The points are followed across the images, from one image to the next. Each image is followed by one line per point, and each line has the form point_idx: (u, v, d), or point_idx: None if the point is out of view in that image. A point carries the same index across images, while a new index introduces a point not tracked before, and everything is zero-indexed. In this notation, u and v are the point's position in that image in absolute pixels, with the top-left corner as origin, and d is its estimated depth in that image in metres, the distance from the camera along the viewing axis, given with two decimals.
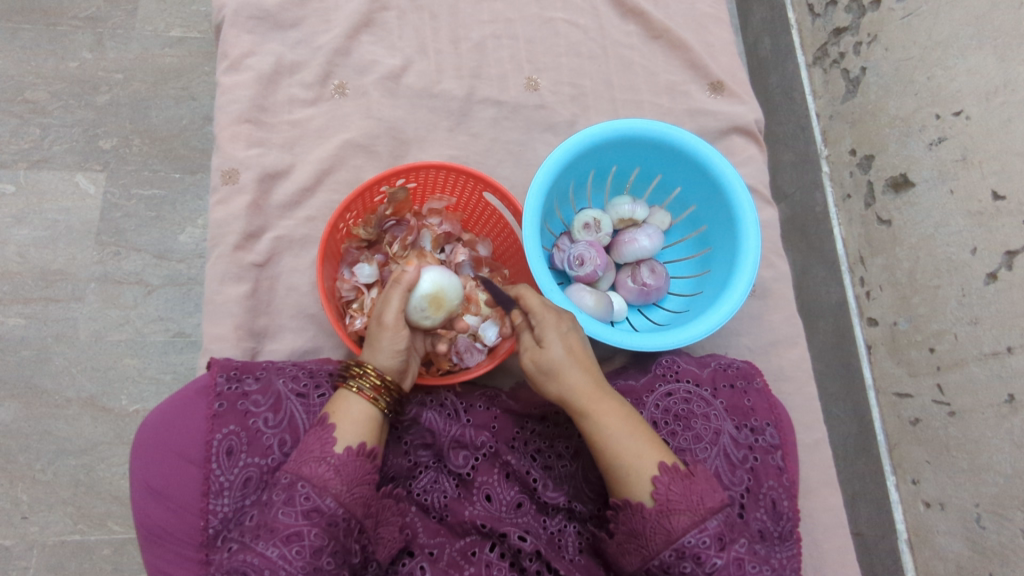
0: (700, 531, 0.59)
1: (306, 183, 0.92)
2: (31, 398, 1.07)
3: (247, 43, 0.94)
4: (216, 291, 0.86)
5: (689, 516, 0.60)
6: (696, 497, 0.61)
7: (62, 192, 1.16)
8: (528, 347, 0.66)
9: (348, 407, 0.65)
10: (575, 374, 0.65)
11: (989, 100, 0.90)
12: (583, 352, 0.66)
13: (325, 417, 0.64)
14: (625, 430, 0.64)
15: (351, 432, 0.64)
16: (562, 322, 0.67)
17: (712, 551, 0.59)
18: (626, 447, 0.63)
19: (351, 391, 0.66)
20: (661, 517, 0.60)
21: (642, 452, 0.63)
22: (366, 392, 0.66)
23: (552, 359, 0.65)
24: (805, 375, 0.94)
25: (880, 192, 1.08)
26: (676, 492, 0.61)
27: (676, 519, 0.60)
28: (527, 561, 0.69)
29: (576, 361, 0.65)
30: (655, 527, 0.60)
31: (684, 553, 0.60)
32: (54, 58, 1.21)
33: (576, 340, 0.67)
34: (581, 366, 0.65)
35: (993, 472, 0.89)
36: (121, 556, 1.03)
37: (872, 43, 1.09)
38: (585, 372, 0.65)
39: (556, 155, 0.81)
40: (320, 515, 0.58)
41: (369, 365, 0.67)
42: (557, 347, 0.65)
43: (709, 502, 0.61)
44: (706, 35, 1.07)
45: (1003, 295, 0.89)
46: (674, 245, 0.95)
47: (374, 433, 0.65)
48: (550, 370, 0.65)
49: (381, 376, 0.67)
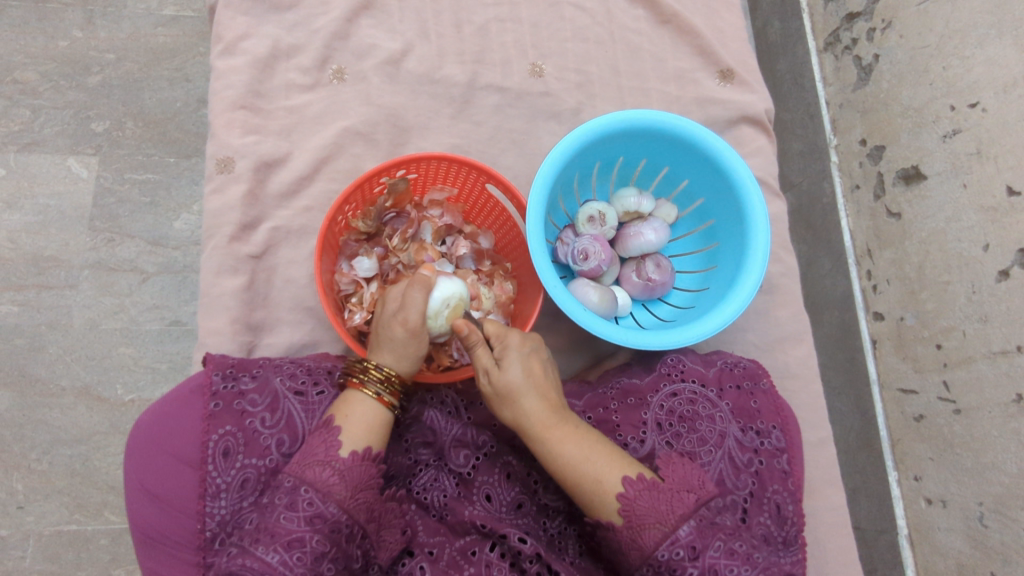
0: (671, 543, 0.59)
1: (303, 171, 0.90)
2: (26, 387, 1.06)
3: (242, 25, 0.91)
4: (212, 284, 0.84)
5: (658, 528, 0.59)
6: (664, 507, 0.60)
7: (54, 176, 1.13)
8: (489, 364, 0.66)
9: (358, 408, 0.64)
10: (532, 398, 0.65)
11: (1007, 92, 0.88)
12: (541, 376, 0.67)
13: (331, 419, 0.63)
14: (584, 452, 0.63)
15: (358, 434, 0.62)
16: (523, 344, 0.67)
17: (686, 562, 0.59)
18: (588, 468, 0.63)
19: (367, 395, 0.64)
20: (632, 533, 0.60)
21: (605, 473, 0.62)
22: (384, 398, 0.65)
23: (510, 382, 0.65)
24: (810, 373, 0.93)
25: (891, 183, 1.06)
26: (643, 505, 0.60)
27: (647, 534, 0.60)
28: (527, 563, 0.67)
29: (534, 385, 0.65)
30: (628, 544, 0.61)
31: (660, 566, 0.59)
32: (44, 37, 1.17)
33: (536, 364, 0.67)
34: (538, 391, 0.65)
35: (998, 471, 0.89)
36: (119, 546, 1.03)
37: (886, 30, 1.06)
38: (541, 397, 0.65)
39: (560, 147, 0.79)
40: (323, 521, 0.57)
41: (395, 373, 0.66)
42: (517, 368, 0.65)
43: (679, 510, 0.60)
44: (716, 20, 1.03)
45: (1016, 293, 0.87)
46: (681, 239, 0.93)
47: (380, 436, 0.64)
48: (509, 392, 0.65)
49: (399, 381, 0.66)
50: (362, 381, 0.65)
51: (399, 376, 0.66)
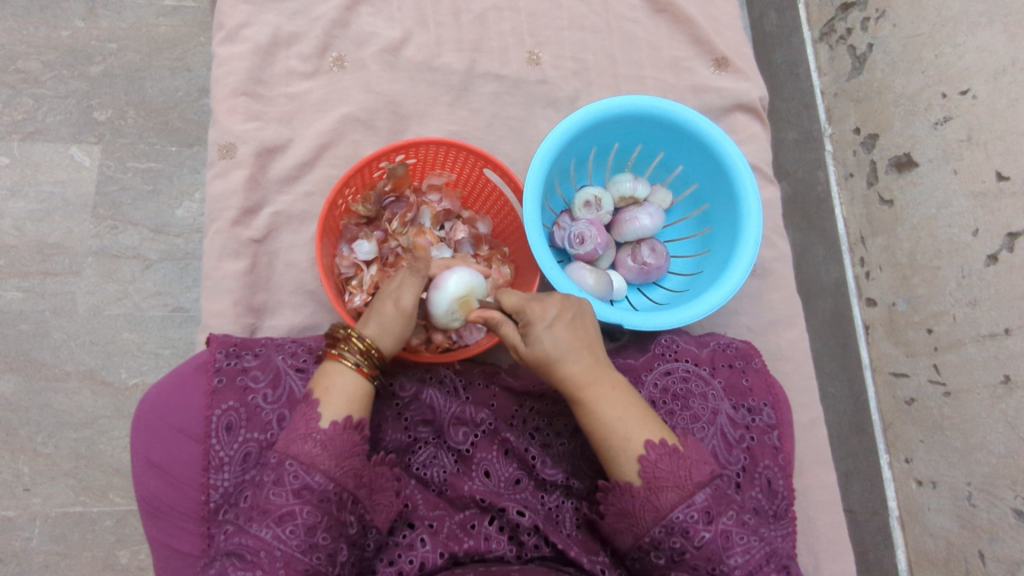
0: (688, 506, 0.60)
1: (304, 157, 0.91)
2: (31, 371, 1.07)
3: (243, 13, 0.92)
4: (214, 267, 0.86)
5: (676, 491, 0.61)
6: (684, 473, 0.62)
7: (57, 164, 1.15)
8: (515, 342, 0.68)
9: (337, 380, 0.65)
10: (566, 364, 0.66)
11: (997, 79, 0.89)
12: (573, 340, 0.67)
13: (309, 392, 0.64)
14: (616, 412, 0.65)
15: (338, 406, 0.64)
16: (547, 312, 0.67)
17: (699, 525, 0.60)
18: (620, 427, 0.65)
19: (344, 364, 0.66)
20: (649, 494, 0.61)
21: (634, 432, 0.64)
22: (363, 368, 0.66)
23: (541, 353, 0.67)
24: (802, 356, 0.95)
25: (883, 171, 1.07)
26: (663, 468, 0.62)
27: (664, 496, 0.61)
28: (525, 536, 0.69)
29: (567, 350, 0.66)
30: (644, 505, 0.62)
31: (673, 528, 0.60)
32: (46, 27, 1.18)
33: (570, 329, 0.68)
34: (573, 355, 0.67)
35: (986, 452, 0.90)
36: (123, 527, 1.05)
37: (879, 19, 1.07)
38: (577, 360, 0.67)
39: (557, 132, 0.80)
40: (310, 492, 0.59)
41: (375, 347, 0.67)
42: (544, 342, 0.66)
43: (697, 477, 0.62)
44: (712, 9, 1.05)
45: (1004, 276, 0.89)
46: (675, 224, 0.94)
47: (361, 406, 0.65)
48: (540, 363, 0.67)
49: (378, 356, 0.67)
50: (341, 352, 0.67)
51: (378, 349, 0.67)
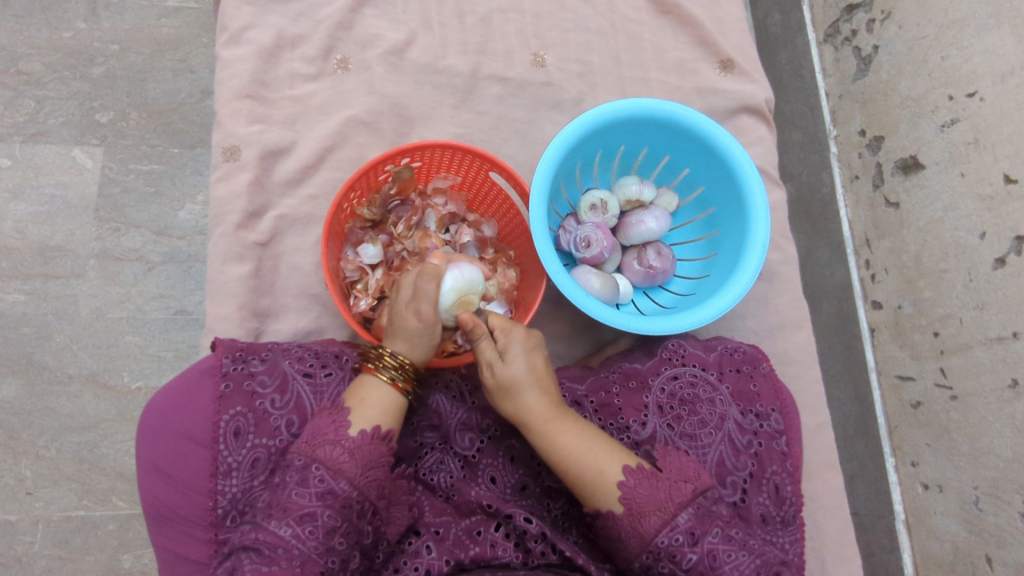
0: (671, 530, 0.60)
1: (308, 160, 0.91)
2: (33, 374, 1.07)
3: (247, 16, 0.92)
4: (218, 271, 0.85)
5: (659, 515, 0.61)
6: (663, 496, 0.62)
7: (60, 166, 1.14)
8: (491, 359, 0.66)
9: (374, 391, 0.65)
10: (533, 394, 0.66)
11: (1004, 81, 0.89)
12: (542, 373, 0.67)
13: (341, 402, 0.64)
14: (583, 445, 0.65)
15: (374, 414, 0.64)
16: (527, 338, 0.68)
17: (685, 547, 0.60)
18: (591, 461, 0.64)
19: (382, 380, 0.66)
20: (632, 521, 0.61)
21: (607, 464, 0.64)
22: (399, 382, 0.66)
23: (514, 375, 0.65)
24: (809, 359, 0.94)
25: (889, 173, 1.07)
26: (642, 494, 0.62)
27: (647, 522, 0.61)
28: (532, 542, 0.69)
29: (534, 378, 0.66)
30: (629, 531, 0.62)
31: (660, 553, 0.61)
32: (47, 28, 1.17)
33: (540, 362, 0.67)
34: (541, 386, 0.66)
35: (993, 456, 0.90)
36: (126, 531, 1.04)
37: (885, 21, 1.07)
38: (544, 393, 0.66)
39: (563, 136, 0.80)
40: (334, 497, 0.59)
41: (408, 361, 0.67)
42: (519, 364, 0.66)
43: (677, 499, 0.62)
44: (717, 11, 1.04)
45: (1012, 280, 0.89)
46: (681, 227, 0.94)
47: (396, 418, 0.65)
48: (509, 386, 0.66)
49: (413, 369, 0.68)
50: (377, 367, 0.66)
51: (412, 363, 0.68)
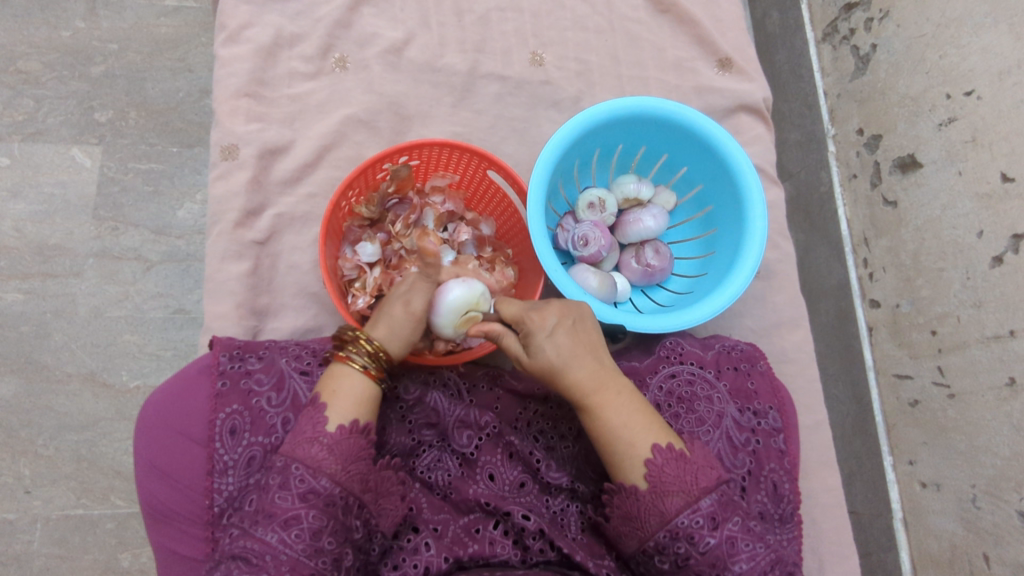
0: (693, 512, 0.60)
1: (306, 159, 0.91)
2: (32, 373, 1.07)
3: (245, 14, 0.92)
4: (216, 269, 0.86)
5: (682, 496, 0.61)
6: (690, 478, 0.62)
7: (58, 165, 1.14)
8: (519, 354, 0.68)
9: (347, 380, 0.65)
10: (569, 372, 0.65)
11: (1001, 80, 0.89)
12: (574, 346, 0.66)
13: (317, 397, 0.64)
14: (622, 417, 0.64)
15: (347, 408, 0.64)
16: (547, 320, 0.67)
17: (705, 531, 0.60)
18: (626, 434, 0.64)
19: (354, 368, 0.66)
20: (655, 498, 0.61)
21: (641, 438, 0.64)
22: (372, 371, 0.66)
23: (545, 363, 0.66)
24: (806, 358, 0.95)
25: (887, 172, 1.07)
26: (670, 472, 0.62)
27: (670, 501, 0.61)
28: (530, 539, 0.69)
29: (568, 357, 0.66)
30: (649, 509, 0.61)
31: (678, 534, 0.61)
32: (46, 27, 1.17)
33: (569, 336, 0.67)
34: (577, 361, 0.66)
35: (991, 454, 0.90)
36: (124, 530, 1.04)
37: (883, 20, 1.07)
38: (582, 366, 0.66)
39: (560, 134, 0.80)
40: (316, 496, 0.59)
41: (383, 350, 0.67)
42: (548, 352, 0.66)
43: (703, 482, 0.62)
44: (715, 9, 1.04)
45: (1009, 278, 0.89)
46: (679, 226, 0.94)
47: (369, 410, 0.65)
48: (545, 372, 0.66)
49: (386, 357, 0.67)
50: (349, 355, 0.66)
51: (386, 353, 0.67)
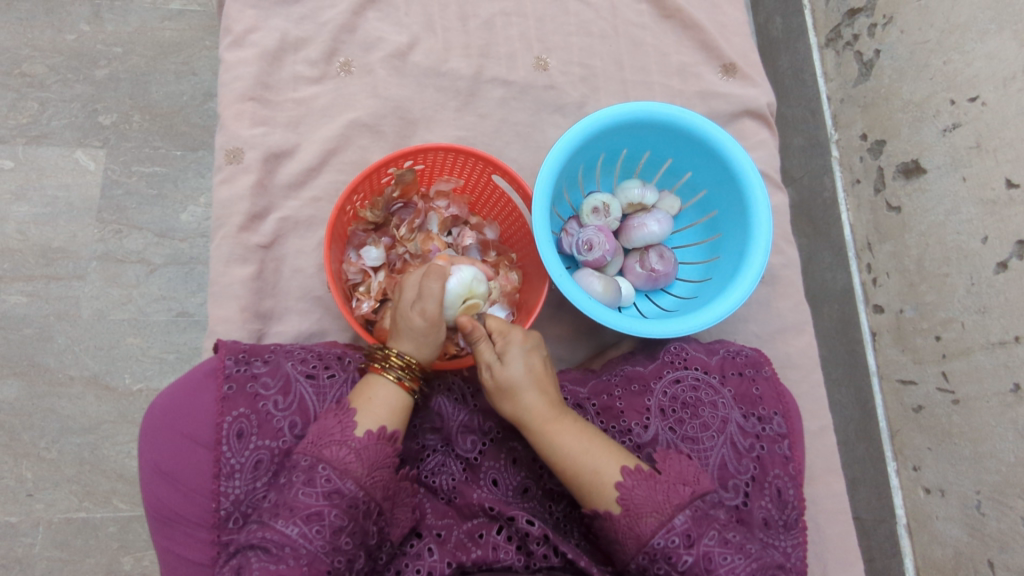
0: (667, 531, 0.60)
1: (311, 163, 0.91)
2: (35, 376, 1.07)
3: (251, 18, 0.92)
4: (221, 273, 0.85)
5: (655, 516, 0.61)
6: (661, 497, 0.62)
7: (62, 168, 1.14)
8: (489, 361, 0.67)
9: (381, 389, 0.66)
10: (533, 396, 0.66)
11: (1006, 86, 0.89)
12: (541, 373, 0.68)
13: (347, 402, 0.64)
14: (582, 446, 0.65)
15: (379, 415, 0.64)
16: (526, 340, 0.68)
17: (681, 549, 0.60)
18: (588, 461, 0.64)
19: (387, 379, 0.66)
20: (629, 521, 0.62)
21: (603, 466, 0.64)
22: (406, 382, 0.66)
23: (513, 376, 0.66)
24: (810, 363, 0.94)
25: (891, 178, 1.07)
26: (640, 494, 0.62)
27: (644, 522, 0.61)
28: (534, 545, 0.68)
29: (534, 378, 0.67)
30: (626, 533, 0.62)
31: (656, 554, 0.61)
32: (51, 30, 1.17)
33: (539, 363, 0.68)
34: (541, 387, 0.67)
35: (995, 460, 0.90)
36: (127, 533, 1.04)
37: (887, 25, 1.07)
38: (543, 395, 0.66)
39: (566, 139, 0.80)
40: (340, 497, 0.59)
41: (414, 360, 0.68)
42: (519, 366, 0.66)
43: (675, 500, 0.62)
44: (719, 15, 1.05)
45: (1014, 284, 0.88)
46: (683, 231, 0.94)
47: (401, 418, 0.65)
48: (508, 388, 0.66)
49: (419, 368, 0.68)
50: (383, 366, 0.67)
51: (418, 362, 0.68)
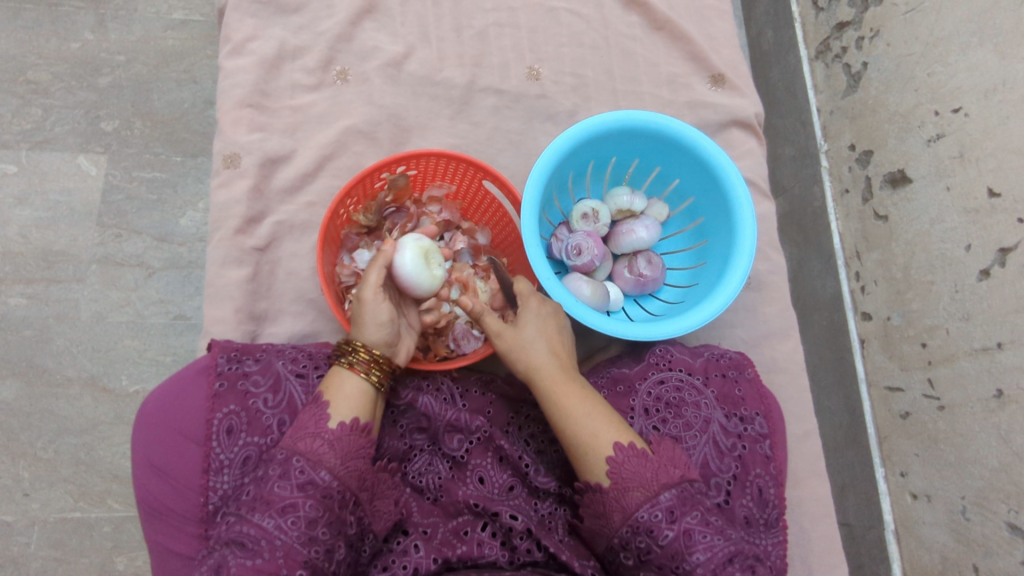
0: (651, 505, 0.62)
1: (307, 168, 0.93)
2: (34, 377, 1.08)
3: (250, 27, 0.94)
4: (217, 275, 0.87)
5: (641, 492, 0.62)
6: (649, 474, 0.63)
7: (64, 173, 1.16)
8: (500, 327, 0.71)
9: (343, 379, 0.67)
10: (543, 357, 0.70)
11: (988, 97, 0.91)
12: (552, 339, 0.72)
13: (320, 395, 0.66)
14: (585, 411, 0.67)
15: (344, 405, 0.65)
16: (542, 308, 0.73)
17: (663, 524, 0.61)
18: (588, 423, 0.66)
19: (344, 368, 0.68)
20: (616, 494, 0.63)
21: (602, 431, 0.66)
22: (360, 367, 0.68)
23: (524, 339, 0.70)
24: (796, 368, 0.96)
25: (878, 187, 1.09)
26: (629, 469, 0.63)
27: (630, 497, 0.62)
28: (518, 539, 0.71)
29: (546, 342, 0.71)
30: (612, 505, 0.63)
31: (639, 527, 0.62)
32: (56, 39, 1.20)
33: (552, 329, 0.72)
34: (551, 352, 0.71)
35: (979, 465, 0.91)
36: (121, 534, 1.05)
37: (873, 38, 1.09)
38: (554, 357, 0.70)
39: (556, 146, 0.82)
40: (314, 488, 0.60)
41: (359, 344, 0.68)
42: (530, 330, 0.71)
43: (662, 478, 0.63)
44: (708, 27, 1.07)
45: (996, 291, 0.90)
46: (672, 237, 0.96)
47: (367, 408, 0.67)
48: (519, 350, 0.70)
49: (367, 351, 0.68)
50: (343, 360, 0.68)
51: (365, 347, 0.68)
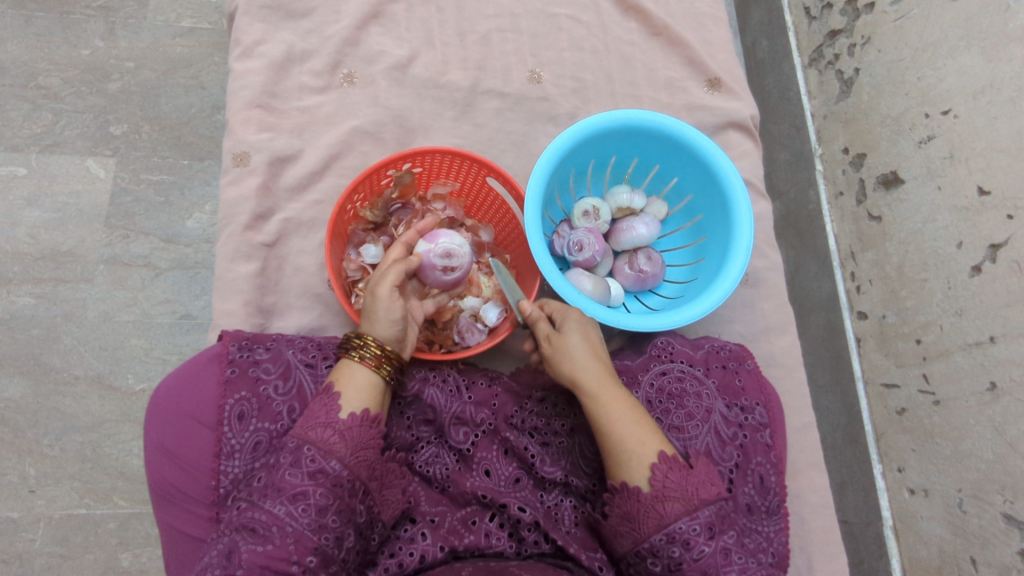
0: (691, 518, 0.62)
1: (314, 167, 0.95)
2: (40, 375, 1.09)
3: (259, 31, 0.97)
4: (226, 269, 0.89)
5: (682, 504, 0.63)
6: (691, 488, 0.64)
7: (74, 175, 1.18)
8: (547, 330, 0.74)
9: (355, 372, 0.68)
10: (588, 362, 0.72)
11: (976, 98, 0.94)
12: (595, 345, 0.74)
13: (331, 386, 0.67)
14: (629, 418, 0.68)
15: (356, 398, 0.67)
16: (582, 318, 0.76)
17: (700, 538, 0.62)
18: (633, 431, 0.67)
19: (355, 361, 0.69)
20: (655, 501, 0.63)
21: (646, 439, 0.67)
22: (368, 361, 0.69)
23: (571, 344, 0.73)
24: (794, 363, 0.98)
25: (871, 188, 1.11)
26: (672, 481, 0.64)
27: (670, 506, 0.63)
28: (526, 531, 0.73)
29: (591, 349, 0.73)
30: (648, 511, 0.63)
31: (674, 538, 0.62)
32: (67, 46, 1.23)
33: (594, 335, 0.75)
34: (595, 357, 0.73)
35: (975, 458, 0.92)
36: (125, 531, 1.06)
37: (865, 45, 1.12)
38: (598, 363, 0.72)
39: (558, 144, 0.84)
40: (325, 476, 0.62)
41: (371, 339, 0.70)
42: (575, 335, 0.74)
43: (703, 494, 0.64)
44: (704, 33, 1.10)
45: (988, 286, 0.92)
46: (670, 235, 0.98)
47: (376, 399, 0.68)
48: (566, 354, 0.72)
49: (382, 347, 0.70)
50: (354, 355, 0.69)
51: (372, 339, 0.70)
